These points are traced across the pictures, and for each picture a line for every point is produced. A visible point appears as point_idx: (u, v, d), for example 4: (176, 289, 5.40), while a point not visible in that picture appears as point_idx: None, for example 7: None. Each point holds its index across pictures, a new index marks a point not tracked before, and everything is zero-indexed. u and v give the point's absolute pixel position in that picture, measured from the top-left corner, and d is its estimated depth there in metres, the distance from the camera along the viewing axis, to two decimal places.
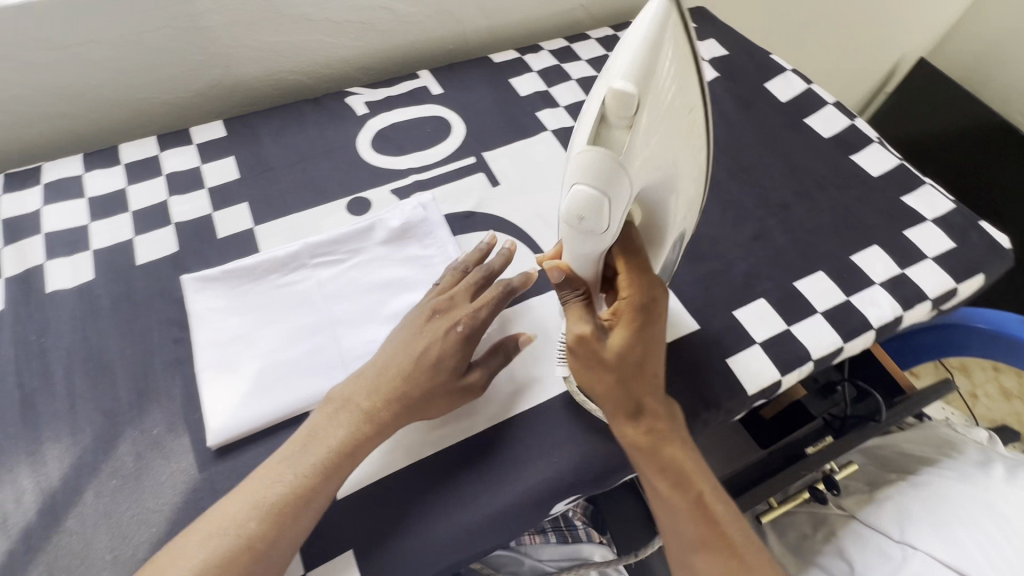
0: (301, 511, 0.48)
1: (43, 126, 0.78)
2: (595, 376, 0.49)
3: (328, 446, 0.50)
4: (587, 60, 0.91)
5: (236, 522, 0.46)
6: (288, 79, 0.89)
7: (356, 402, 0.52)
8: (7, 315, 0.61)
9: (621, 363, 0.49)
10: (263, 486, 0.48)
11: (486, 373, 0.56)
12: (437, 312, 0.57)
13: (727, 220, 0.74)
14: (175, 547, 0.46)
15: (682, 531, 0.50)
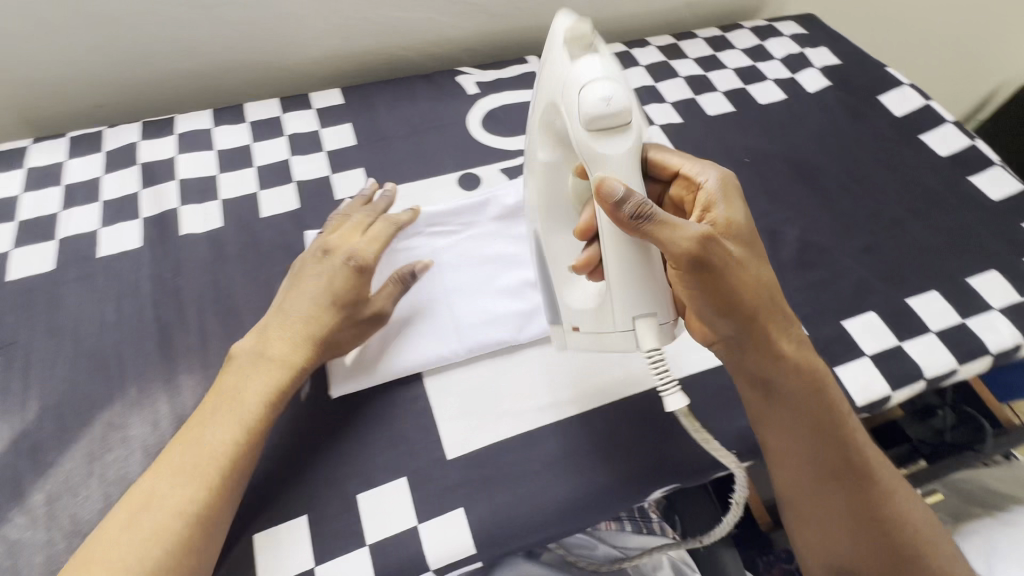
0: (232, 472, 0.48)
1: (175, 82, 0.83)
2: (728, 277, 0.47)
3: (250, 402, 0.51)
4: (694, 59, 0.91)
5: (172, 492, 0.45)
6: (398, 55, 0.91)
7: (268, 354, 0.53)
8: (146, 252, 0.65)
9: (743, 258, 0.49)
10: (191, 453, 0.47)
11: (390, 300, 0.59)
12: (325, 251, 0.58)
13: (836, 229, 0.72)
14: (123, 518, 0.45)
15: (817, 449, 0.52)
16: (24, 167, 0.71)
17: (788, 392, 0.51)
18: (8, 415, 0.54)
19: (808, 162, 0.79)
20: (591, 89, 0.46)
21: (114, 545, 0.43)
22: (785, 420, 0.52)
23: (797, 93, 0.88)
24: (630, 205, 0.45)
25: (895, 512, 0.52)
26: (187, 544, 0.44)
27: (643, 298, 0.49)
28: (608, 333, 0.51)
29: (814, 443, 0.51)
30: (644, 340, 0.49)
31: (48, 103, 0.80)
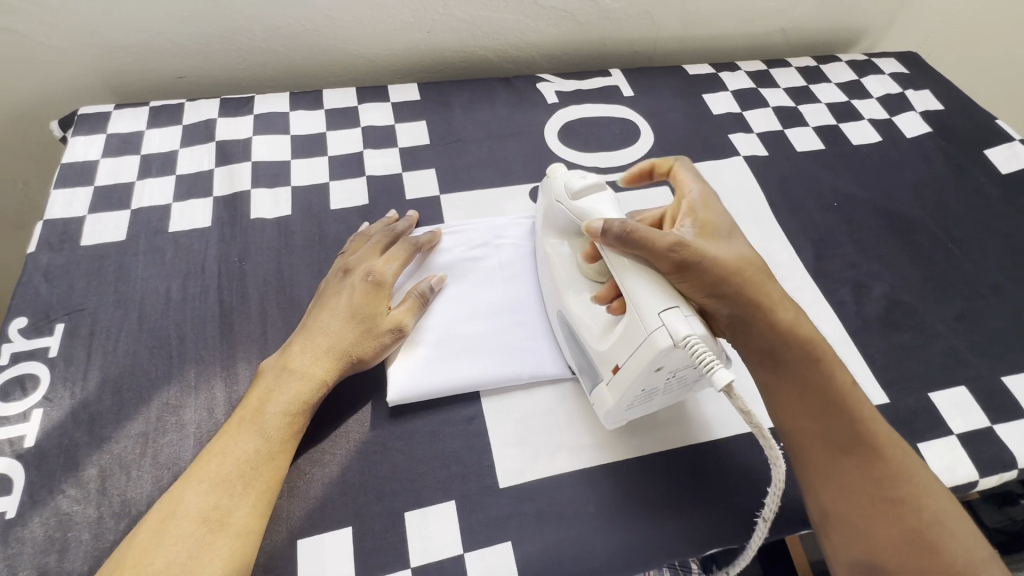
0: (260, 483, 0.47)
1: (255, 61, 0.82)
2: (711, 267, 0.50)
3: (278, 412, 0.50)
4: (785, 89, 0.87)
5: (204, 499, 0.45)
6: (477, 55, 0.89)
7: (293, 366, 0.53)
8: (214, 232, 0.65)
9: (719, 250, 0.52)
10: (222, 461, 0.47)
11: (413, 312, 0.58)
12: (344, 270, 0.59)
13: (928, 290, 0.67)
14: (163, 518, 0.44)
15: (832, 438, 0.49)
16: (105, 132, 0.72)
17: (797, 366, 0.51)
18: (70, 383, 0.54)
19: (900, 213, 0.74)
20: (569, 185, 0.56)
21: (142, 556, 0.42)
22: (793, 392, 0.50)
23: (894, 137, 0.82)
24: (614, 224, 0.50)
25: (921, 504, 0.46)
26: (219, 549, 0.43)
27: (660, 298, 0.47)
28: (640, 345, 0.46)
29: (822, 417, 0.49)
30: (676, 329, 0.45)
31: (132, 70, 0.80)
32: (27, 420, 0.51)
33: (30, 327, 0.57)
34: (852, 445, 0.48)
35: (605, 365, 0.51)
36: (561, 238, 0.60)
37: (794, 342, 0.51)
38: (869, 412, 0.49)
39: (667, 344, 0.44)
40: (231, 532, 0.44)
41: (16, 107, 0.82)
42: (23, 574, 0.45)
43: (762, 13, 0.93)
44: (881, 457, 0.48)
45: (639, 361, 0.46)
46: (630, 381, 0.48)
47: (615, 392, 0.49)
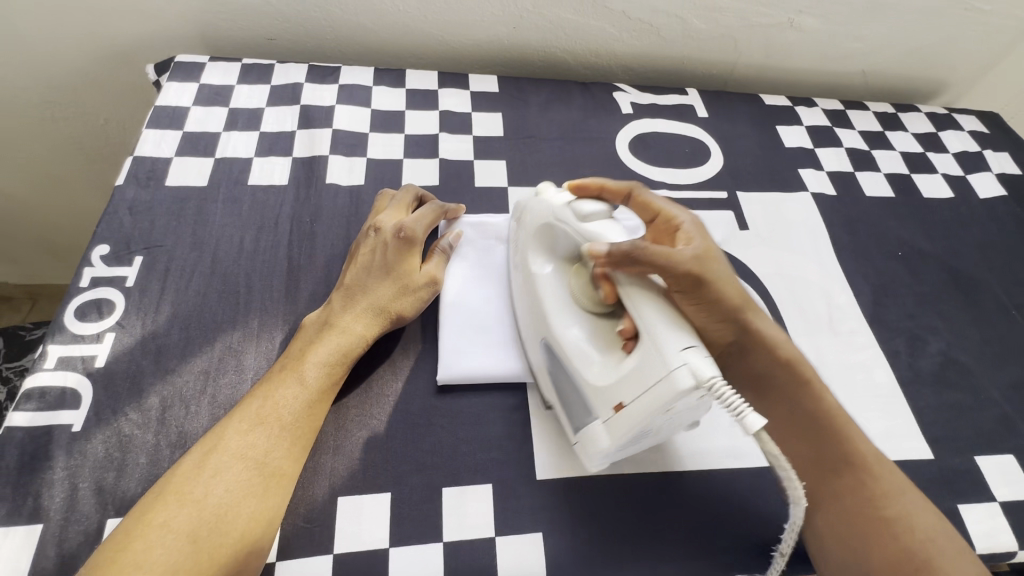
0: (299, 431, 0.49)
1: (343, 32, 0.85)
2: (719, 289, 0.51)
3: (318, 366, 0.52)
4: (860, 132, 0.86)
5: (247, 438, 0.47)
6: (557, 57, 0.90)
7: (335, 322, 0.55)
8: (290, 191, 0.67)
9: (726, 271, 0.52)
10: (267, 405, 0.49)
11: (441, 268, 0.60)
12: (375, 229, 0.60)
13: (984, 352, 0.66)
14: (207, 452, 0.46)
15: (831, 480, 0.51)
16: (198, 82, 0.75)
17: (778, 396, 0.54)
18: (142, 313, 0.56)
19: (964, 272, 0.73)
20: (576, 206, 0.53)
21: (184, 485, 0.44)
22: (780, 422, 0.53)
23: (967, 195, 0.81)
24: (620, 245, 0.48)
25: (912, 520, 0.48)
26: (255, 490, 0.45)
27: (675, 333, 0.44)
28: (655, 385, 0.43)
29: (809, 444, 0.52)
30: (701, 368, 0.41)
31: (227, 26, 0.83)
32: (100, 341, 0.54)
33: (111, 256, 0.60)
34: (842, 469, 0.51)
35: (604, 402, 0.47)
36: (549, 257, 0.57)
37: (780, 368, 0.53)
38: (855, 435, 0.52)
39: (689, 386, 0.41)
40: (269, 475, 0.46)
41: (113, 46, 0.85)
42: (84, 484, 0.47)
43: (847, 54, 0.93)
44: (869, 480, 0.50)
45: (652, 402, 0.43)
46: (639, 421, 0.44)
47: (614, 429, 0.46)
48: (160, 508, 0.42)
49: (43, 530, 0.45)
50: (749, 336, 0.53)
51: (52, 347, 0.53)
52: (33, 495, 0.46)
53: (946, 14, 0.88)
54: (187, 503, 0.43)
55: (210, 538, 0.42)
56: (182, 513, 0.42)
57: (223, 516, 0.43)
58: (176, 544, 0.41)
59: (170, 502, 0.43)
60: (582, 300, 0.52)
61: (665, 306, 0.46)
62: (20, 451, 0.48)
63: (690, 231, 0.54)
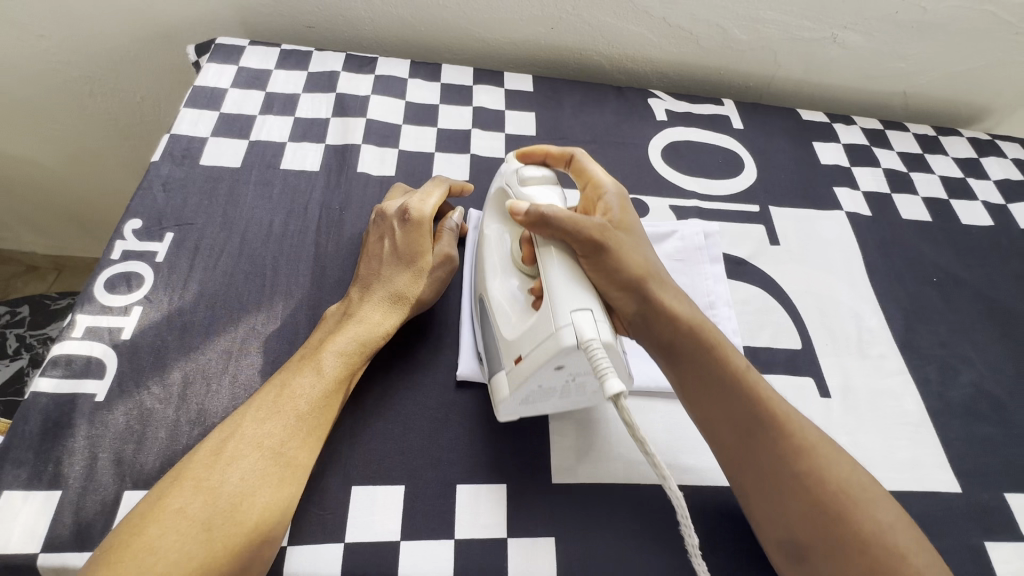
0: (314, 421, 0.48)
1: (381, 24, 0.85)
2: (620, 257, 0.49)
3: (335, 355, 0.51)
4: (899, 153, 0.84)
5: (262, 428, 0.46)
6: (593, 60, 0.90)
7: (354, 312, 0.54)
8: (320, 177, 0.67)
9: (631, 240, 0.51)
10: (283, 395, 0.48)
11: (453, 247, 0.60)
12: (381, 214, 0.59)
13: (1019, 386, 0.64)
14: (224, 439, 0.46)
15: (750, 450, 0.47)
16: (237, 65, 0.76)
17: (695, 361, 0.49)
18: (170, 289, 0.57)
19: (1001, 302, 0.71)
20: (523, 173, 0.55)
21: (201, 471, 0.44)
22: (696, 387, 0.49)
23: (1008, 225, 0.79)
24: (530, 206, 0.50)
25: (824, 469, 0.46)
26: (268, 479, 0.44)
27: (572, 294, 0.45)
28: (544, 340, 0.45)
29: (724, 409, 0.48)
30: (585, 330, 0.43)
31: (267, 12, 0.84)
32: (127, 314, 0.54)
33: (143, 230, 0.60)
34: (762, 434, 0.47)
35: (506, 354, 0.49)
36: (500, 220, 0.58)
37: (694, 336, 0.50)
38: (761, 386, 0.49)
39: (571, 343, 0.43)
40: (285, 466, 0.46)
41: (152, 24, 0.86)
42: (103, 457, 0.47)
43: (889, 73, 0.91)
44: (781, 438, 0.46)
45: (542, 355, 0.44)
46: (529, 373, 0.45)
47: (512, 383, 0.47)
48: (175, 493, 0.42)
49: (61, 496, 0.45)
50: (650, 303, 0.50)
51: (81, 316, 0.54)
52: (54, 461, 0.46)
53: (996, 39, 0.86)
54: (201, 490, 0.43)
55: (223, 527, 0.41)
56: (197, 500, 0.42)
57: (237, 505, 0.43)
58: (188, 530, 0.41)
59: (186, 488, 0.43)
60: (514, 259, 0.53)
61: (568, 274, 0.47)
62: (44, 416, 0.48)
63: (611, 202, 0.53)
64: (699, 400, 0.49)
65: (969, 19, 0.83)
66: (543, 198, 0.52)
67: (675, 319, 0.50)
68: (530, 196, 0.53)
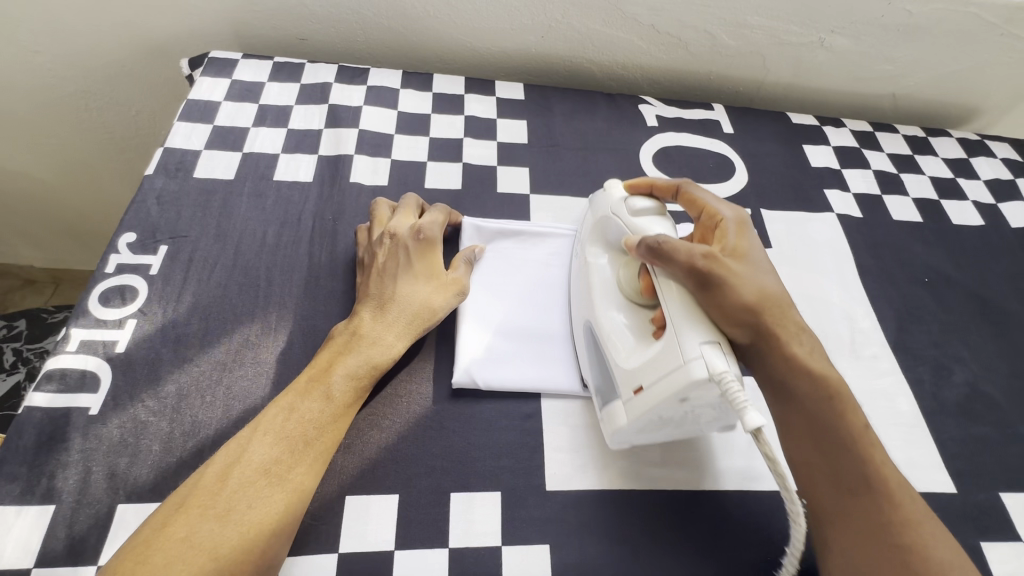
0: (323, 446, 0.48)
1: (372, 36, 0.86)
2: (734, 288, 0.48)
3: (345, 379, 0.51)
4: (889, 155, 0.85)
5: (269, 454, 0.46)
6: (584, 67, 0.90)
7: (364, 333, 0.53)
8: (313, 189, 0.68)
9: (748, 273, 0.50)
10: (292, 420, 0.48)
11: (468, 275, 0.60)
12: (390, 235, 0.59)
13: (1012, 386, 0.65)
14: (231, 466, 0.45)
15: (855, 503, 0.45)
16: (230, 78, 0.76)
17: (805, 401, 0.48)
18: (164, 301, 0.57)
19: (993, 302, 0.71)
20: (629, 202, 0.56)
21: (207, 498, 0.43)
22: (804, 427, 0.48)
23: (999, 224, 0.79)
24: (646, 238, 0.51)
25: (928, 545, 0.43)
26: (276, 503, 0.44)
27: (698, 327, 0.46)
28: (672, 371, 0.45)
29: (830, 455, 0.47)
30: (713, 362, 0.43)
31: (260, 25, 0.85)
32: (122, 328, 0.55)
33: (138, 243, 0.60)
34: (865, 490, 0.45)
35: (626, 384, 0.49)
36: (604, 248, 0.59)
37: (809, 377, 0.48)
38: (872, 446, 0.46)
39: (703, 376, 0.43)
40: (291, 489, 0.45)
41: (147, 39, 0.87)
42: (97, 473, 0.47)
43: (877, 75, 0.92)
44: (888, 506, 0.44)
45: (669, 387, 0.45)
46: (653, 406, 0.46)
47: (632, 412, 0.48)
48: (181, 521, 0.42)
49: (55, 510, 0.45)
50: (765, 342, 0.49)
51: (75, 330, 0.54)
52: (48, 475, 0.46)
53: (982, 40, 0.87)
54: (209, 517, 0.42)
55: (230, 554, 0.41)
56: (205, 527, 0.41)
57: (245, 531, 0.42)
58: (196, 559, 0.40)
59: (192, 515, 0.42)
60: (624, 291, 0.55)
61: (685, 306, 0.47)
62: (38, 431, 0.48)
63: (728, 230, 0.53)
64: (813, 441, 0.48)
65: (955, 21, 0.84)
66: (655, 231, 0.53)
67: (790, 363, 0.49)
68: (644, 228, 0.54)
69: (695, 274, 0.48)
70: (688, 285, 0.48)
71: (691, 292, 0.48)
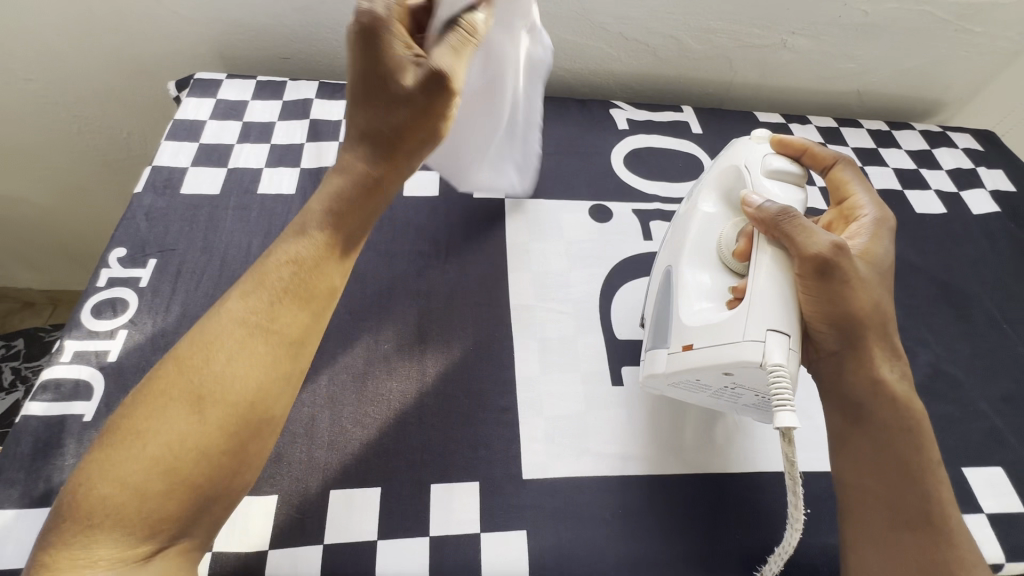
0: (306, 293, 0.45)
1: None
2: (849, 294, 0.48)
3: (323, 223, 0.47)
4: (853, 149, 0.88)
5: (249, 309, 0.43)
6: (557, 76, 0.94)
7: (338, 183, 0.48)
8: (296, 200, 0.71)
9: (872, 278, 0.51)
10: (272, 269, 0.45)
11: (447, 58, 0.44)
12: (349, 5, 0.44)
13: (974, 365, 0.67)
14: (213, 324, 0.43)
15: (901, 527, 0.47)
16: (215, 97, 0.79)
17: (880, 424, 0.50)
18: (154, 311, 0.60)
19: (956, 286, 0.74)
20: (776, 164, 0.56)
21: (190, 354, 0.42)
22: (864, 446, 0.50)
23: (961, 212, 0.82)
24: (773, 206, 0.51)
25: None
26: (258, 357, 0.42)
27: (777, 313, 0.46)
28: (727, 345, 0.46)
29: (892, 483, 0.48)
30: (772, 352, 0.44)
31: (244, 46, 0.88)
32: (113, 338, 0.57)
33: (127, 257, 0.63)
34: (916, 523, 0.47)
35: (678, 339, 0.51)
36: (718, 201, 0.59)
37: (895, 408, 0.50)
38: (943, 486, 0.49)
39: (756, 359, 0.45)
40: (277, 341, 0.43)
41: (137, 63, 0.91)
42: None
43: (840, 73, 0.95)
44: (943, 546, 0.47)
45: (718, 357, 0.47)
46: (697, 367, 0.49)
47: (674, 364, 0.51)
48: (166, 377, 0.41)
49: (51, 512, 0.47)
50: (856, 353, 0.50)
51: (68, 342, 0.56)
52: (45, 479, 0.49)
53: (937, 36, 0.90)
54: (193, 372, 0.41)
55: (213, 397, 0.40)
56: (187, 382, 0.40)
57: (230, 387, 0.41)
58: (181, 412, 0.39)
59: (176, 368, 0.41)
60: (722, 251, 0.55)
61: (784, 284, 0.48)
62: (35, 436, 0.51)
63: (861, 243, 0.53)
64: (879, 458, 0.49)
65: (910, 18, 0.87)
66: (783, 198, 0.54)
67: (876, 385, 0.50)
68: (772, 191, 0.54)
69: (815, 262, 0.47)
70: (795, 266, 0.49)
71: (794, 274, 0.49)
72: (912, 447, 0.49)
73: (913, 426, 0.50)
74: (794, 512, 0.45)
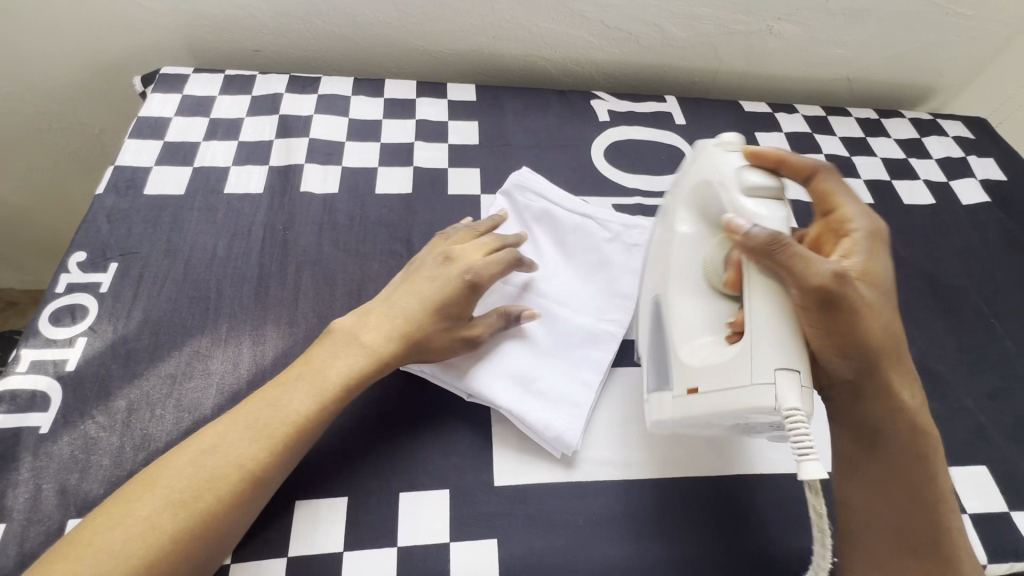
0: (297, 445, 0.47)
1: (325, 45, 0.87)
2: (853, 322, 0.45)
3: (339, 379, 0.50)
4: (841, 138, 0.86)
5: (241, 446, 0.45)
6: (537, 66, 0.91)
7: (361, 339, 0.52)
8: (265, 199, 0.68)
9: (878, 302, 0.47)
10: (268, 409, 0.47)
11: None
12: None
13: (961, 361, 0.66)
14: (186, 450, 0.44)
15: (908, 556, 0.47)
16: (181, 93, 0.77)
17: (892, 453, 0.48)
18: (114, 318, 0.58)
19: (943, 279, 0.72)
20: (745, 176, 0.50)
21: (156, 478, 0.42)
22: (875, 470, 0.48)
23: (949, 202, 0.80)
24: (761, 232, 0.45)
25: None
26: (234, 492, 0.43)
27: (789, 350, 0.43)
28: (739, 389, 0.44)
29: (902, 513, 0.47)
30: (785, 396, 0.42)
31: (213, 40, 0.86)
32: (72, 345, 0.56)
33: (88, 262, 0.61)
34: (922, 552, 0.47)
35: (682, 380, 0.49)
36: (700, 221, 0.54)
37: (910, 436, 0.48)
38: (953, 516, 0.48)
39: (769, 405, 0.42)
40: (254, 482, 0.44)
41: (106, 58, 0.88)
42: (47, 488, 0.48)
43: (828, 61, 0.92)
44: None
45: (728, 400, 0.44)
46: (705, 410, 0.46)
47: (679, 408, 0.48)
48: (133, 499, 0.41)
49: (5, 528, 0.46)
50: (873, 381, 0.47)
51: (25, 351, 0.55)
52: None
53: (928, 20, 0.88)
54: (158, 497, 0.41)
55: (190, 515, 0.41)
56: (160, 502, 0.41)
57: (194, 514, 0.41)
58: (127, 547, 0.39)
59: (144, 491, 0.42)
60: (711, 279, 0.51)
61: (780, 319, 0.44)
62: None
63: (857, 262, 0.48)
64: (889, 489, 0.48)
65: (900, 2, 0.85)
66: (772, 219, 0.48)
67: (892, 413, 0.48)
68: (759, 212, 0.48)
69: (815, 294, 0.43)
70: (794, 298, 0.44)
71: (795, 306, 0.44)
72: (924, 477, 0.48)
73: (928, 454, 0.48)
74: (824, 561, 0.44)
